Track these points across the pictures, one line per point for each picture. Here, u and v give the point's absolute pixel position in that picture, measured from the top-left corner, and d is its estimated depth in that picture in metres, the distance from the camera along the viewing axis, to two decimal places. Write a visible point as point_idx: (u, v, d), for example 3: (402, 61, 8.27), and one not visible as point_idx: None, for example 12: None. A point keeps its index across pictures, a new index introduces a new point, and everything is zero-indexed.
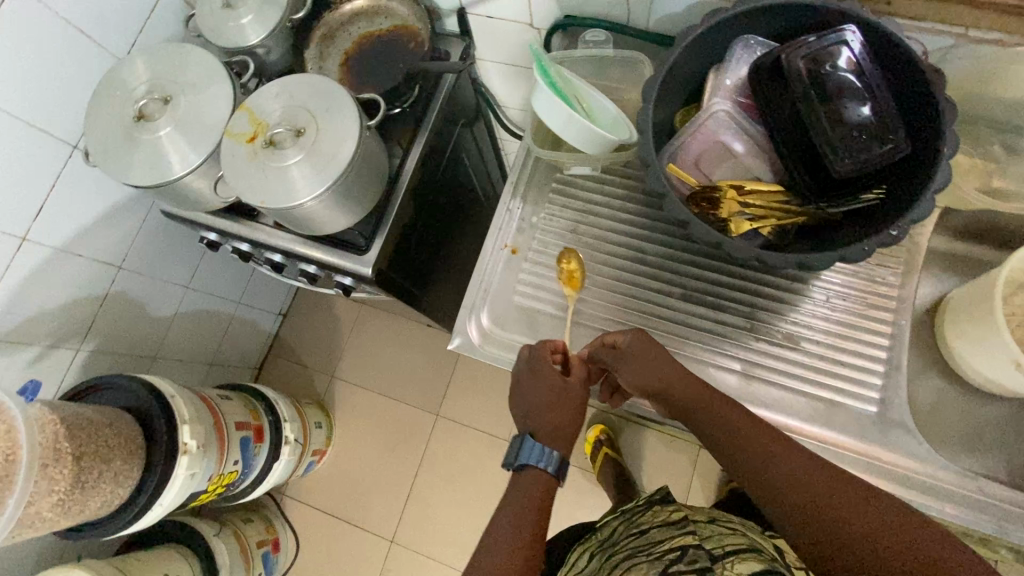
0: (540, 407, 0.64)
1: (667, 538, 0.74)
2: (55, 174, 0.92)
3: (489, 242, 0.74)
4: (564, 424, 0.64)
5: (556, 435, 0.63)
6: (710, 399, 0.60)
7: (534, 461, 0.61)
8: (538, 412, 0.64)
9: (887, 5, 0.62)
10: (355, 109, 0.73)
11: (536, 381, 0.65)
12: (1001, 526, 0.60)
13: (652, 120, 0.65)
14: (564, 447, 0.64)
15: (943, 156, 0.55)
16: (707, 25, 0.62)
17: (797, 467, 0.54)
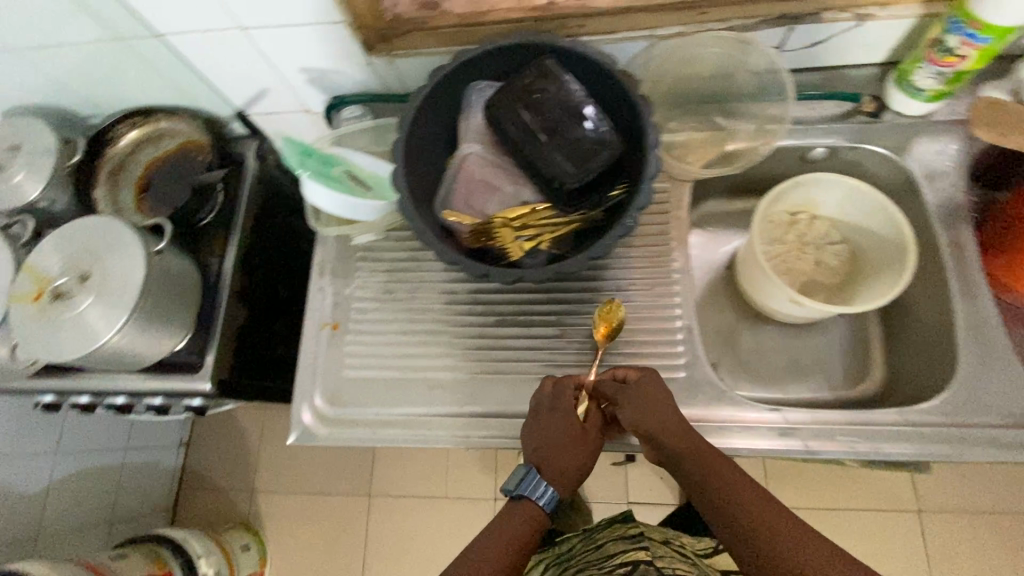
0: (556, 444, 0.65)
1: (621, 552, 0.83)
2: None
3: (308, 326, 0.76)
4: (570, 466, 0.65)
5: (560, 477, 0.65)
6: (715, 461, 0.62)
7: (530, 493, 0.65)
8: (551, 446, 0.65)
9: (581, 27, 0.70)
10: (136, 237, 0.73)
11: (545, 424, 0.65)
12: (810, 446, 0.65)
13: (412, 174, 0.69)
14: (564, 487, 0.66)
15: (650, 148, 0.62)
16: (432, 82, 0.67)
17: (763, 512, 0.59)
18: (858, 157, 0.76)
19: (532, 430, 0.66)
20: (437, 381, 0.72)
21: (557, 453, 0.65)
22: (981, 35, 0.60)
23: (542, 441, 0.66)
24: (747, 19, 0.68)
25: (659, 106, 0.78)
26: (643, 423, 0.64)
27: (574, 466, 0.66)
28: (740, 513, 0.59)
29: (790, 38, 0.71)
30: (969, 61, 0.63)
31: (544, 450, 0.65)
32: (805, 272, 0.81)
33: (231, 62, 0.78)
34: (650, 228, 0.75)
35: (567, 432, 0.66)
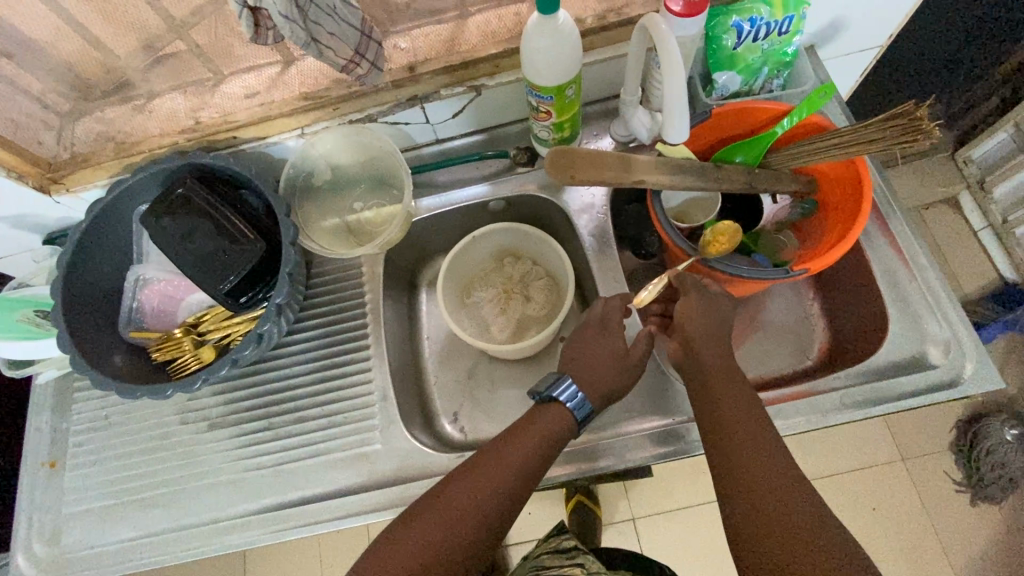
0: (597, 356, 0.67)
1: (557, 567, 0.77)
2: None
3: (24, 469, 0.75)
4: (605, 381, 0.66)
5: (592, 388, 0.66)
6: (733, 381, 0.62)
7: (568, 398, 0.64)
8: (590, 358, 0.67)
9: (233, 138, 0.77)
10: None
11: (592, 340, 0.69)
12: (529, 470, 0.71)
13: (85, 307, 0.70)
14: (599, 403, 0.66)
15: (287, 243, 0.69)
16: (85, 218, 0.70)
17: (773, 457, 0.55)
18: (532, 200, 0.84)
19: (586, 342, 0.69)
20: (153, 498, 0.73)
21: (587, 369, 0.67)
22: (543, 94, 0.67)
23: (596, 346, 0.68)
24: (380, 106, 0.76)
25: (347, 187, 0.84)
26: (709, 312, 0.65)
27: (599, 387, 0.66)
28: (742, 457, 0.56)
29: (429, 113, 0.79)
30: (554, 114, 0.71)
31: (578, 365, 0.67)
32: (517, 311, 0.87)
33: None
34: (347, 303, 0.80)
35: (612, 351, 0.68)
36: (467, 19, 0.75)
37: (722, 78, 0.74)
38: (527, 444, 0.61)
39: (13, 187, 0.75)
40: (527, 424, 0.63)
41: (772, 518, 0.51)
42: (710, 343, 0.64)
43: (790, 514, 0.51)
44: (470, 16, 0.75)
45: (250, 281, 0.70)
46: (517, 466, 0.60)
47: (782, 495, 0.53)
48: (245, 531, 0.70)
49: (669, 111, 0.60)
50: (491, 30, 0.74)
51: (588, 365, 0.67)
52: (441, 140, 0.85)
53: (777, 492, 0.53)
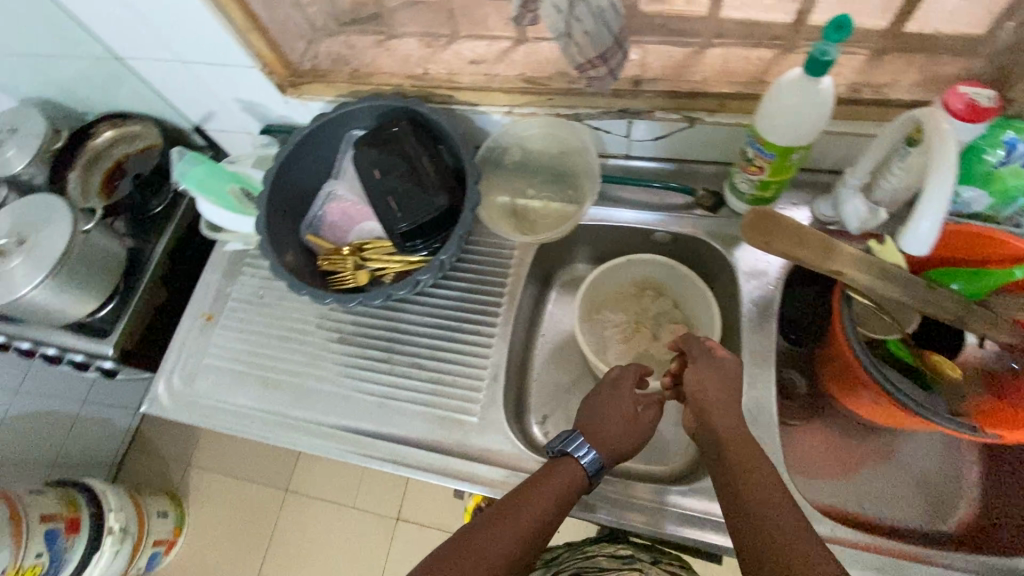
0: (608, 417, 0.70)
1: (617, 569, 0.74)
2: None
3: (186, 313, 0.87)
4: (614, 437, 0.69)
5: (606, 444, 0.68)
6: (719, 403, 0.63)
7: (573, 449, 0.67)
8: (604, 418, 0.70)
9: (450, 97, 0.81)
10: (69, 214, 0.88)
11: (604, 401, 0.71)
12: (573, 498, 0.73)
13: (284, 202, 0.80)
14: (612, 457, 0.68)
15: (467, 209, 0.72)
16: (309, 126, 0.79)
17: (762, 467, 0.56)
18: (699, 245, 0.81)
19: (593, 404, 0.72)
20: (275, 381, 0.81)
21: (602, 426, 0.69)
22: (766, 149, 0.64)
23: (604, 408, 0.71)
24: (590, 108, 0.77)
25: (527, 173, 0.86)
26: (703, 374, 0.65)
27: (615, 442, 0.68)
28: (739, 475, 0.56)
29: (634, 129, 0.78)
30: (766, 172, 0.67)
31: (588, 424, 0.70)
32: (641, 346, 0.84)
33: (182, 86, 0.94)
34: (490, 278, 0.83)
35: (622, 411, 0.70)
36: (706, 49, 0.74)
37: (967, 193, 0.65)
38: (549, 497, 0.63)
39: (261, 77, 0.85)
40: (547, 478, 0.65)
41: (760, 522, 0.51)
42: (714, 390, 0.65)
43: (779, 518, 0.51)
44: (709, 46, 0.73)
45: (422, 229, 0.75)
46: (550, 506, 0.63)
47: (772, 502, 0.53)
48: (339, 444, 0.77)
49: (921, 206, 0.53)
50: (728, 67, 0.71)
51: (599, 425, 0.69)
52: (631, 156, 0.84)
53: (766, 497, 0.53)
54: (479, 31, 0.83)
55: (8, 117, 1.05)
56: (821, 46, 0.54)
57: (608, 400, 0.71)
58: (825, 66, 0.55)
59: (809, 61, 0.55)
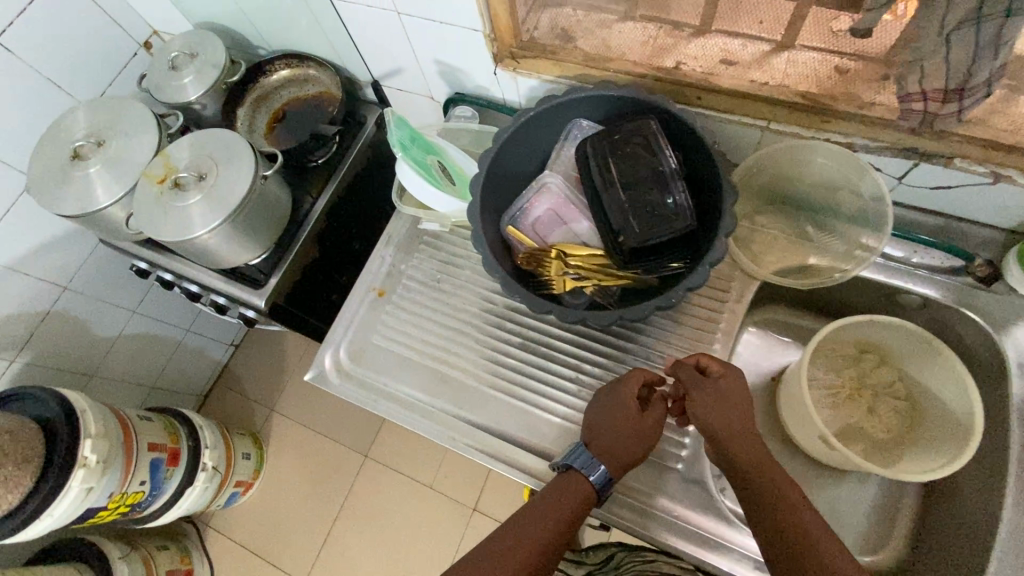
0: (608, 429, 0.63)
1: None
2: (13, 200, 1.04)
3: (359, 284, 0.82)
4: (625, 451, 0.62)
5: (612, 458, 0.62)
6: (738, 430, 0.59)
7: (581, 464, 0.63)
8: (604, 431, 0.63)
9: (698, 100, 0.72)
10: (251, 159, 0.83)
11: (604, 411, 0.65)
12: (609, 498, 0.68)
13: (494, 188, 0.73)
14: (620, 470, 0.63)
15: (722, 235, 0.62)
16: (539, 108, 0.71)
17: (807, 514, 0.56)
18: (954, 317, 0.70)
19: (595, 414, 0.65)
20: (448, 377, 0.75)
21: (603, 437, 0.63)
22: None
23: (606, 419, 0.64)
24: (871, 141, 0.65)
25: (755, 197, 0.77)
26: (710, 400, 0.61)
27: (623, 454, 0.62)
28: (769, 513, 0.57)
29: (914, 174, 0.67)
30: None
31: (591, 437, 0.64)
32: (851, 415, 0.75)
33: (380, 37, 0.86)
34: (700, 309, 0.74)
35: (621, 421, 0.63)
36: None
37: None
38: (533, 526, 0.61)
39: (481, 44, 0.77)
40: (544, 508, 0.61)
41: (800, 546, 0.54)
42: (727, 420, 0.60)
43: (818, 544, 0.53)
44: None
45: (656, 247, 0.66)
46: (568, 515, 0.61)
47: (804, 527, 0.55)
48: (515, 461, 0.70)
49: None
50: None
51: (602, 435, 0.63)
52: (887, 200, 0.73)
53: (792, 515, 0.56)
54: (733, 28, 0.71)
55: (188, 40, 1.00)
56: None
57: (606, 409, 0.64)
58: None
59: None
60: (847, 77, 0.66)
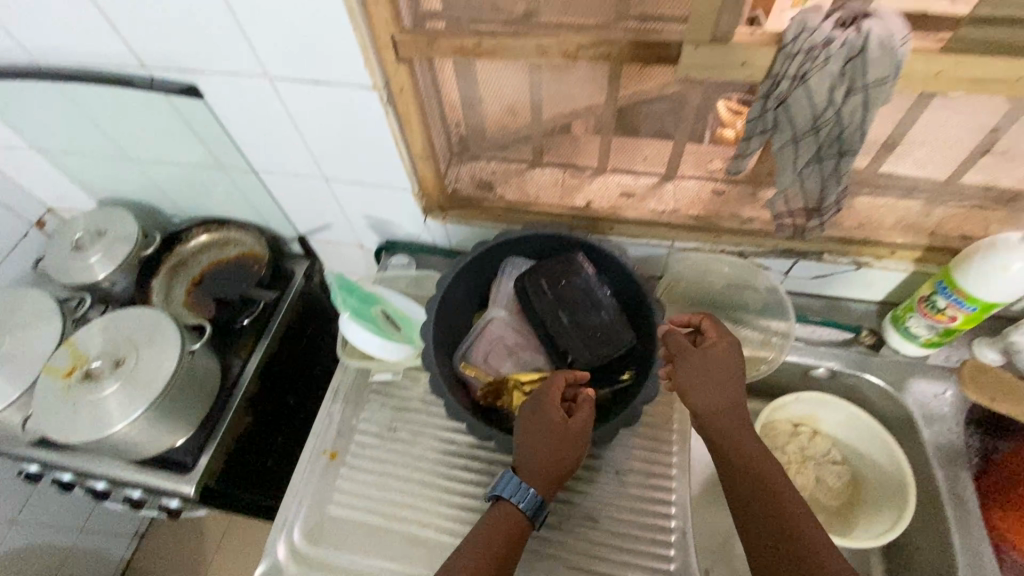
0: (540, 439, 0.64)
1: None
2: None
3: (307, 450, 0.76)
4: (552, 461, 0.63)
5: (539, 475, 0.64)
6: (731, 398, 0.65)
7: (508, 494, 0.63)
8: (538, 439, 0.64)
9: (611, 229, 0.82)
10: (176, 335, 0.79)
11: (532, 422, 0.65)
12: None
13: (442, 330, 0.76)
14: (548, 484, 0.64)
15: (659, 349, 0.69)
16: (475, 253, 0.77)
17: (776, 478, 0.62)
18: (860, 382, 0.81)
19: (523, 426, 0.66)
20: (420, 537, 0.70)
21: (534, 458, 0.64)
22: (966, 303, 0.67)
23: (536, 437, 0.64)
24: (756, 248, 0.78)
25: (676, 301, 0.86)
26: (704, 367, 0.65)
27: (549, 472, 0.64)
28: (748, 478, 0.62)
29: (796, 269, 0.80)
30: (958, 321, 0.69)
31: (519, 453, 0.65)
32: (807, 489, 0.80)
33: (308, 201, 0.90)
34: (655, 415, 0.77)
35: (548, 430, 0.64)
36: (858, 197, 0.76)
37: None
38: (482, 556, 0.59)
39: (410, 200, 0.84)
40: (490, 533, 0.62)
41: (775, 508, 0.60)
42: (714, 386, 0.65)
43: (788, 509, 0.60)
44: (861, 195, 0.76)
45: (603, 364, 0.72)
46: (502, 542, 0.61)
47: (775, 488, 0.61)
48: None
49: None
50: (894, 217, 0.75)
51: (535, 455, 0.64)
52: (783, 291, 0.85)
53: (767, 484, 0.61)
54: (625, 166, 0.82)
55: (93, 218, 0.97)
56: None
57: (534, 428, 0.64)
58: None
59: None
60: (724, 199, 0.79)
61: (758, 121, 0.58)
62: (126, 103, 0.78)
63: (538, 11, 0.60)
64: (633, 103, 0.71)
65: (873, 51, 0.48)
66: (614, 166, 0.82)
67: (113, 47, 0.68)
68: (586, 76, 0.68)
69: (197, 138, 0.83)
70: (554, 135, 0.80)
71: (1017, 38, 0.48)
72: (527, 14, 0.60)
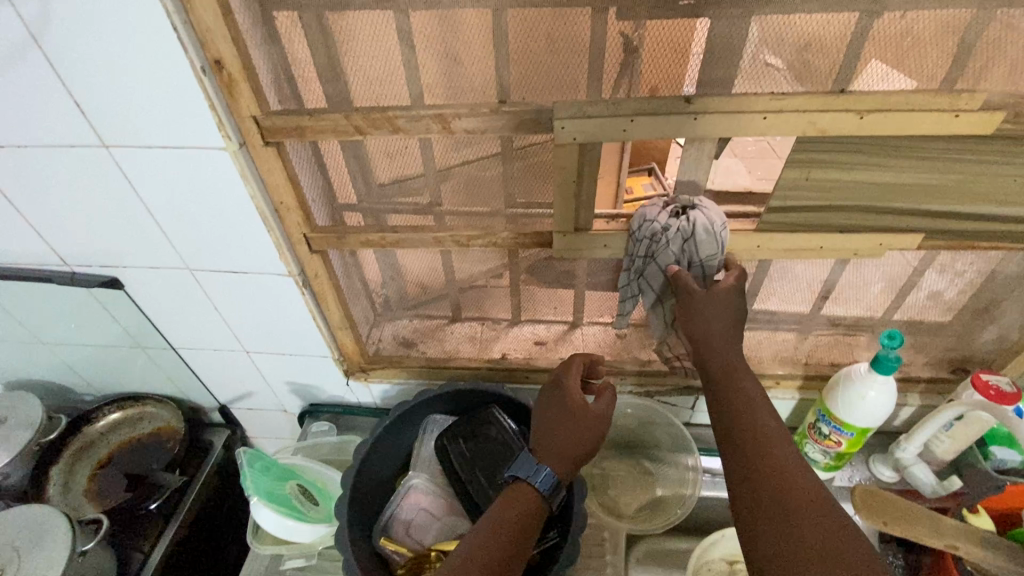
0: (562, 417, 0.64)
1: None
2: None
3: None
4: (578, 439, 0.63)
5: (558, 453, 0.62)
6: (729, 346, 0.60)
7: (524, 473, 0.61)
8: (559, 418, 0.64)
9: (525, 376, 0.89)
10: (67, 536, 0.73)
11: (553, 401, 0.66)
12: None
13: (360, 501, 0.74)
14: (571, 465, 0.62)
15: (577, 503, 0.69)
16: (393, 416, 0.79)
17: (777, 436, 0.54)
18: None
19: (546, 403, 0.67)
20: None
21: (555, 437, 0.63)
22: (845, 429, 0.74)
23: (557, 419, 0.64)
24: (660, 387, 0.86)
25: None
26: (708, 308, 0.61)
27: (571, 453, 0.62)
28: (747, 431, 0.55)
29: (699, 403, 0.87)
30: (844, 445, 0.76)
31: (537, 430, 0.65)
32: None
33: (230, 372, 0.91)
34: None
35: (569, 411, 0.64)
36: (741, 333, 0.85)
37: (999, 453, 0.75)
38: (493, 530, 0.56)
39: (332, 365, 0.87)
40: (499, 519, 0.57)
41: (777, 473, 0.51)
42: (715, 333, 0.60)
43: (789, 462, 0.52)
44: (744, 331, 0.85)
45: None
46: (512, 520, 0.57)
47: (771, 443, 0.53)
48: None
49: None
50: (772, 350, 0.85)
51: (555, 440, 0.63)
52: (693, 423, 0.90)
53: (763, 440, 0.54)
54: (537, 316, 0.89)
55: None
56: (885, 352, 0.66)
57: (552, 407, 0.65)
58: (892, 366, 0.66)
59: (876, 362, 0.67)
60: (625, 343, 0.86)
61: (629, 286, 0.68)
62: (45, 294, 0.80)
63: (437, 203, 0.69)
64: (531, 268, 0.80)
65: (702, 235, 0.59)
66: (527, 317, 0.89)
67: (38, 249, 0.72)
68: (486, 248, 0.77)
69: (117, 322, 0.84)
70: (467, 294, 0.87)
71: (808, 220, 0.61)
72: (428, 206, 0.69)
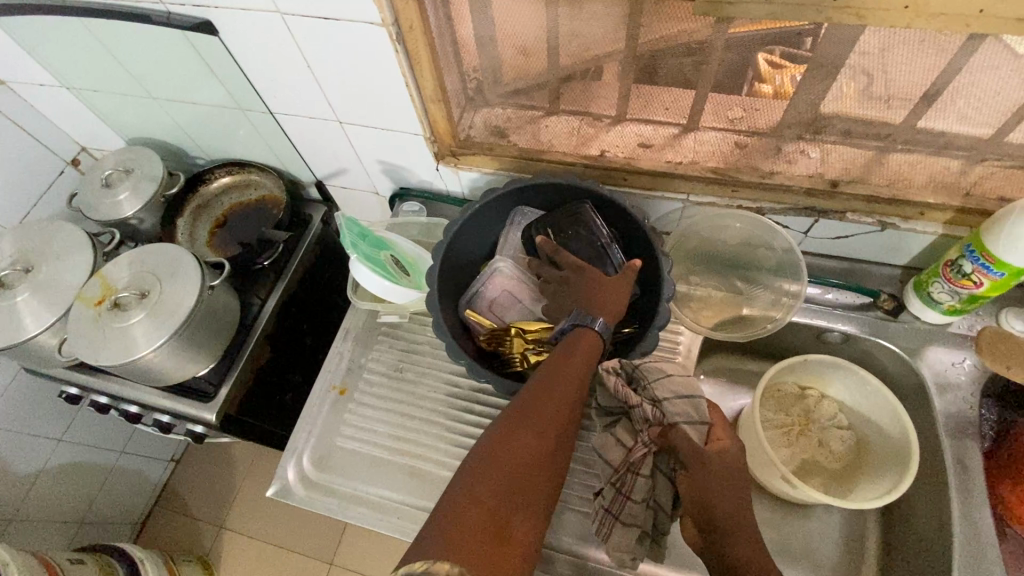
0: (587, 287, 0.67)
1: None
2: None
3: (317, 386, 0.80)
4: (612, 298, 0.67)
5: (600, 308, 0.66)
6: (732, 480, 0.59)
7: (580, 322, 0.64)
8: (585, 290, 0.67)
9: (624, 180, 0.80)
10: (198, 271, 0.83)
11: (583, 274, 0.69)
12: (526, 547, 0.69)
13: (449, 276, 0.77)
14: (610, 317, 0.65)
15: (664, 301, 0.67)
16: (483, 201, 0.77)
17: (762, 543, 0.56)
18: (876, 347, 0.78)
19: (574, 284, 0.69)
20: (422, 471, 0.72)
21: (596, 298, 0.66)
22: (995, 269, 0.63)
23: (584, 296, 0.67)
24: (777, 204, 0.75)
25: (685, 259, 0.84)
26: (713, 458, 0.59)
27: (610, 309, 0.66)
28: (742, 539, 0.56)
29: (816, 227, 0.77)
30: (983, 287, 0.66)
31: (577, 302, 0.67)
32: (806, 451, 0.79)
33: (324, 145, 0.91)
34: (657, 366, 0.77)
35: (597, 278, 0.68)
36: (892, 152, 0.71)
37: None
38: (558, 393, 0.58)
39: (422, 144, 0.84)
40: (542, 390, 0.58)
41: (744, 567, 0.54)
42: (728, 477, 0.59)
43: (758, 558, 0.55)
44: (895, 150, 0.71)
45: None
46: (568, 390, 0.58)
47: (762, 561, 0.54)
48: None
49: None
50: (927, 173, 0.71)
51: (594, 301, 0.66)
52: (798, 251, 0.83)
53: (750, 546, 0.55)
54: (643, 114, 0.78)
55: (122, 157, 1.00)
56: None
57: (582, 281, 0.68)
58: None
59: None
60: (746, 151, 0.75)
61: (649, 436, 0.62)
62: (150, 39, 0.79)
63: None
64: (650, 46, 0.68)
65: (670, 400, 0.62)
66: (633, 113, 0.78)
67: None
68: (600, 12, 0.65)
69: (216, 77, 0.84)
70: (569, 81, 0.78)
71: None
72: None
